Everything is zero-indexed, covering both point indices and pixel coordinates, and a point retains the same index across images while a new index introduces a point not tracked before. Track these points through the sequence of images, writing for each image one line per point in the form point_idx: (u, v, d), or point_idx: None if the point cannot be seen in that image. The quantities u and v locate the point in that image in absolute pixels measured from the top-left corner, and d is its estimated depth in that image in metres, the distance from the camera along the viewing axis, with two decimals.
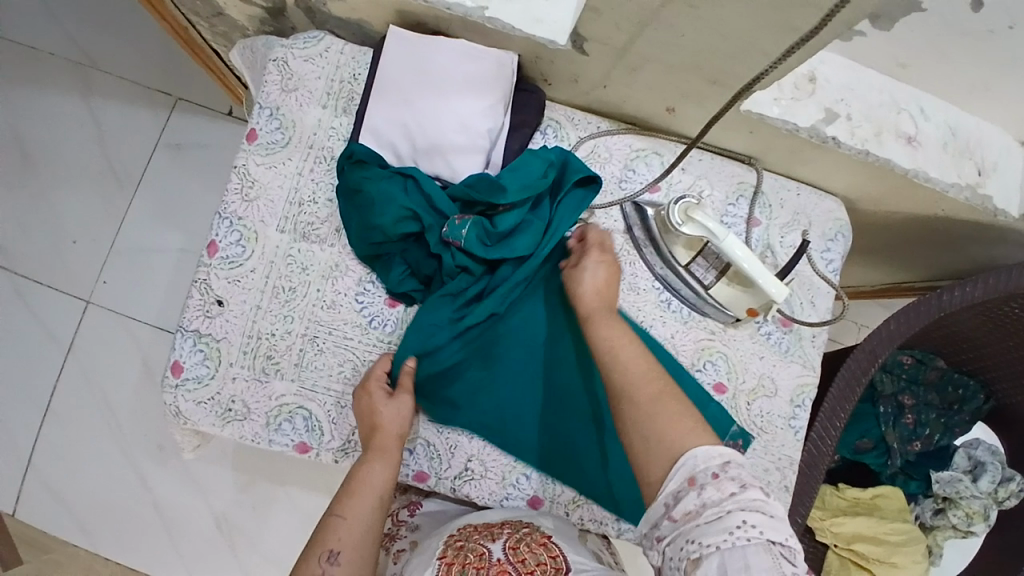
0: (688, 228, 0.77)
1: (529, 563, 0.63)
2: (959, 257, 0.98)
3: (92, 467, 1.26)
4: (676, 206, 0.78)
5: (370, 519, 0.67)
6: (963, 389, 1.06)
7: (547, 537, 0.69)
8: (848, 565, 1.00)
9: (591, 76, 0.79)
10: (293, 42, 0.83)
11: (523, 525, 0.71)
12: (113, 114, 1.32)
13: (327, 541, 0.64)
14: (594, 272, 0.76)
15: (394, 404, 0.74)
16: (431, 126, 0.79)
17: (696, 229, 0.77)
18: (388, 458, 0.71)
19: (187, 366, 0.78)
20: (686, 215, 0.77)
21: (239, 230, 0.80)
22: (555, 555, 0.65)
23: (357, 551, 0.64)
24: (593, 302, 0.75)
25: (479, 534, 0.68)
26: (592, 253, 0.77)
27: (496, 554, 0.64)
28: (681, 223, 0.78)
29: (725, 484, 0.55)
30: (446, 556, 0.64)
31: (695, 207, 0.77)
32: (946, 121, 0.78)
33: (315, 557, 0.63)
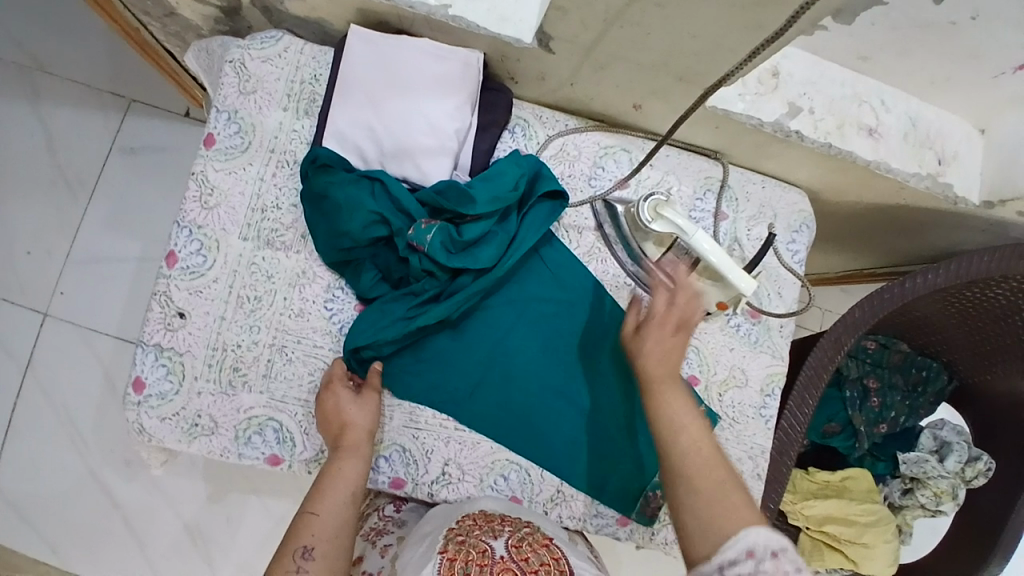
0: (658, 225, 0.77)
1: (532, 562, 0.60)
2: (919, 244, 1.01)
3: (57, 484, 1.22)
4: (645, 203, 0.78)
5: (344, 515, 0.67)
6: (926, 370, 1.10)
7: (547, 538, 0.67)
8: (821, 547, 1.03)
9: (558, 74, 0.78)
10: (249, 42, 0.80)
11: (523, 524, 0.69)
12: (62, 117, 1.26)
13: (301, 537, 0.64)
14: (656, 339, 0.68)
15: (359, 405, 0.74)
16: (398, 128, 0.77)
17: (666, 226, 0.77)
18: (360, 453, 0.72)
19: (150, 382, 0.75)
20: (656, 212, 0.78)
21: (199, 239, 0.77)
22: (557, 556, 0.63)
23: (331, 545, 0.64)
24: (661, 376, 0.67)
25: (480, 530, 0.66)
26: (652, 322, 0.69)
27: (499, 552, 0.61)
28: (651, 220, 0.78)
29: (783, 564, 0.53)
30: (448, 551, 0.62)
31: (664, 204, 0.77)
32: (907, 111, 0.80)
33: (288, 554, 0.62)
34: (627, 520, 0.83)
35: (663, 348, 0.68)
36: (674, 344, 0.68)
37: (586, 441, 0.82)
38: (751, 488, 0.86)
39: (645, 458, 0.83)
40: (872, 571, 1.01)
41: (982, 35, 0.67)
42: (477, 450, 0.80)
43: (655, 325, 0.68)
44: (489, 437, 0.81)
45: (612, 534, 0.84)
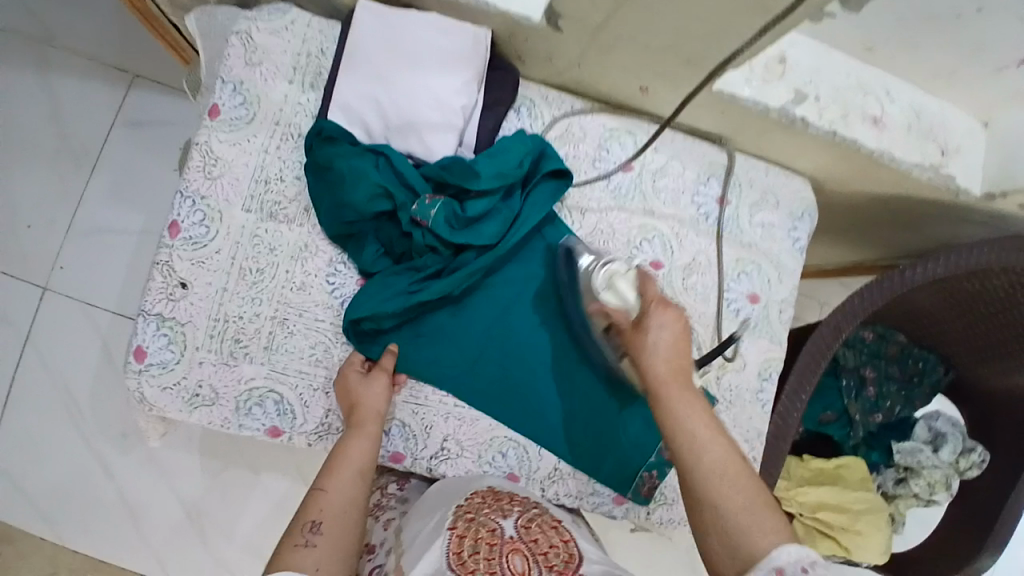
0: (607, 297, 0.72)
1: (542, 544, 0.62)
2: (920, 236, 1.02)
3: (55, 456, 1.22)
4: (602, 270, 0.74)
5: (352, 492, 0.66)
6: (923, 362, 1.11)
7: (557, 520, 0.68)
8: (813, 534, 1.03)
9: (566, 55, 0.78)
10: (257, 14, 0.80)
11: (532, 504, 0.70)
12: (66, 88, 1.26)
13: (310, 512, 0.62)
14: (662, 329, 0.65)
15: (366, 383, 0.75)
16: (404, 103, 0.77)
17: (615, 299, 0.71)
18: (365, 432, 0.71)
19: (151, 351, 0.75)
20: (610, 281, 0.73)
21: (202, 209, 0.77)
22: (566, 539, 0.64)
23: (341, 522, 0.62)
24: (665, 371, 0.62)
25: (489, 508, 0.66)
26: (654, 309, 0.66)
27: (509, 532, 0.62)
28: (603, 288, 0.73)
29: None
30: (456, 528, 0.62)
31: (618, 277, 0.72)
32: (910, 105, 0.80)
33: (299, 528, 0.60)
34: (622, 498, 0.84)
35: (671, 336, 0.64)
36: (679, 334, 0.65)
37: (584, 421, 0.83)
38: None
39: (644, 440, 0.83)
40: (863, 559, 1.03)
41: (989, 26, 0.66)
42: (475, 427, 0.81)
43: (654, 313, 0.66)
44: (487, 414, 0.81)
45: (608, 512, 0.84)
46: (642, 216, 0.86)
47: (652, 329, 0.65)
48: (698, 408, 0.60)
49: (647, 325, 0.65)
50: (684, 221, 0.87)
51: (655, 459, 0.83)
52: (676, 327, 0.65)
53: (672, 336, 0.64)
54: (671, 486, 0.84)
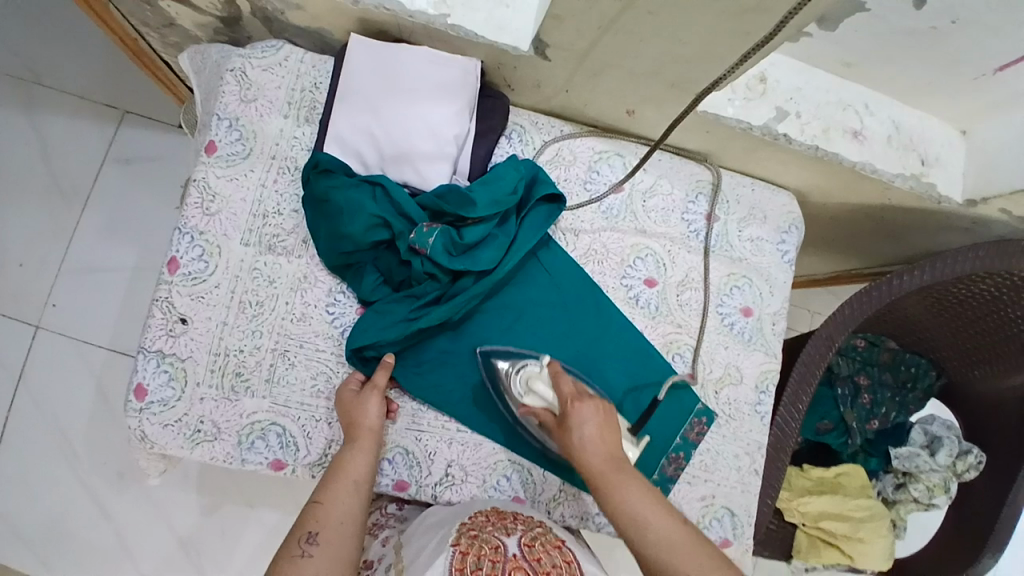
0: (529, 400, 0.75)
1: (544, 563, 0.60)
2: (904, 244, 1.04)
3: (50, 498, 1.20)
4: (519, 375, 0.77)
5: (349, 504, 0.66)
6: (915, 367, 1.13)
7: (561, 541, 0.66)
8: (817, 544, 1.05)
9: (554, 81, 0.80)
10: (250, 51, 0.81)
11: (535, 523, 0.69)
12: (56, 127, 1.27)
13: (307, 525, 0.63)
14: (587, 421, 0.68)
15: (363, 399, 0.74)
16: (398, 134, 0.78)
17: (537, 400, 0.75)
18: (362, 447, 0.71)
19: (152, 389, 0.75)
20: (526, 384, 0.76)
21: (201, 244, 0.78)
22: (569, 560, 0.62)
23: (338, 533, 0.63)
24: (601, 458, 0.65)
25: (493, 527, 0.66)
26: (577, 403, 0.70)
27: (512, 549, 0.61)
28: (523, 394, 0.76)
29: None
30: (460, 544, 0.62)
31: (534, 378, 0.75)
32: (890, 117, 0.83)
33: (295, 540, 0.61)
34: None
35: (597, 427, 0.68)
36: (605, 425, 0.68)
37: None
38: (748, 483, 0.87)
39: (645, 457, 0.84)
40: (868, 566, 1.03)
41: (958, 40, 0.70)
42: (479, 450, 0.81)
43: (578, 406, 0.69)
44: (490, 438, 0.82)
45: (615, 530, 0.84)
46: (634, 235, 0.88)
47: (577, 426, 0.68)
48: (635, 487, 0.63)
49: (574, 421, 0.68)
50: (675, 238, 0.89)
51: (659, 477, 0.83)
52: (599, 417, 0.69)
53: (598, 425, 0.68)
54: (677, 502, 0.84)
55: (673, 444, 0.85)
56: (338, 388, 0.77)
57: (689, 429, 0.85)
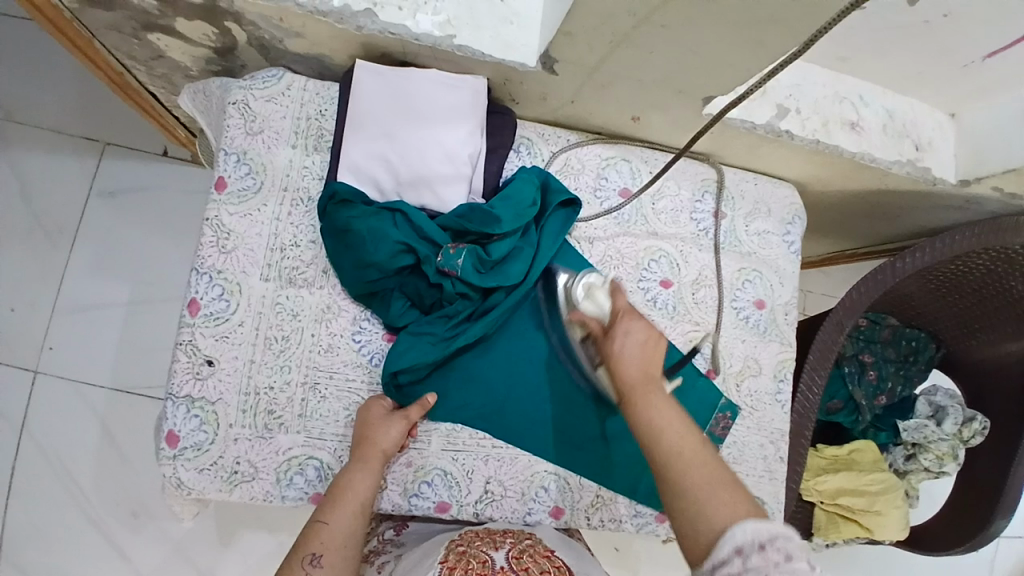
0: (586, 305, 0.78)
1: (533, 571, 0.60)
2: (898, 223, 1.08)
3: (62, 546, 1.15)
4: (581, 283, 0.80)
5: (353, 525, 0.66)
6: (915, 342, 1.17)
7: (549, 548, 0.66)
8: (836, 520, 1.09)
9: (561, 93, 0.81)
10: (251, 82, 0.80)
11: (524, 536, 0.68)
12: (35, 165, 1.23)
13: (310, 545, 0.63)
14: (632, 335, 0.68)
15: (386, 423, 0.74)
16: (413, 157, 0.78)
17: (593, 307, 0.77)
18: (369, 467, 0.71)
19: (184, 435, 0.74)
20: (588, 292, 0.79)
21: (220, 284, 0.77)
22: (558, 564, 0.63)
23: (340, 555, 0.63)
24: (635, 374, 0.65)
25: (481, 541, 0.65)
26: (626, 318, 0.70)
27: (500, 562, 0.61)
28: (582, 297, 0.79)
29: (773, 557, 0.49)
30: (447, 561, 0.61)
31: (596, 288, 0.79)
32: (884, 105, 0.86)
33: (297, 561, 0.61)
34: (663, 516, 0.86)
35: (640, 342, 0.68)
36: (650, 340, 0.68)
37: (621, 444, 0.86)
38: (775, 471, 0.89)
39: None
40: (886, 537, 1.07)
41: (949, 31, 0.72)
42: (515, 464, 0.82)
43: (626, 320, 0.70)
44: (526, 451, 0.82)
45: (653, 531, 0.86)
46: (647, 238, 0.89)
47: (620, 336, 0.69)
48: (662, 402, 0.63)
49: (620, 331, 0.69)
50: (687, 237, 0.91)
51: None
52: (645, 333, 0.69)
53: (642, 341, 0.68)
54: None
55: None
56: (367, 400, 0.77)
57: (714, 425, 0.87)
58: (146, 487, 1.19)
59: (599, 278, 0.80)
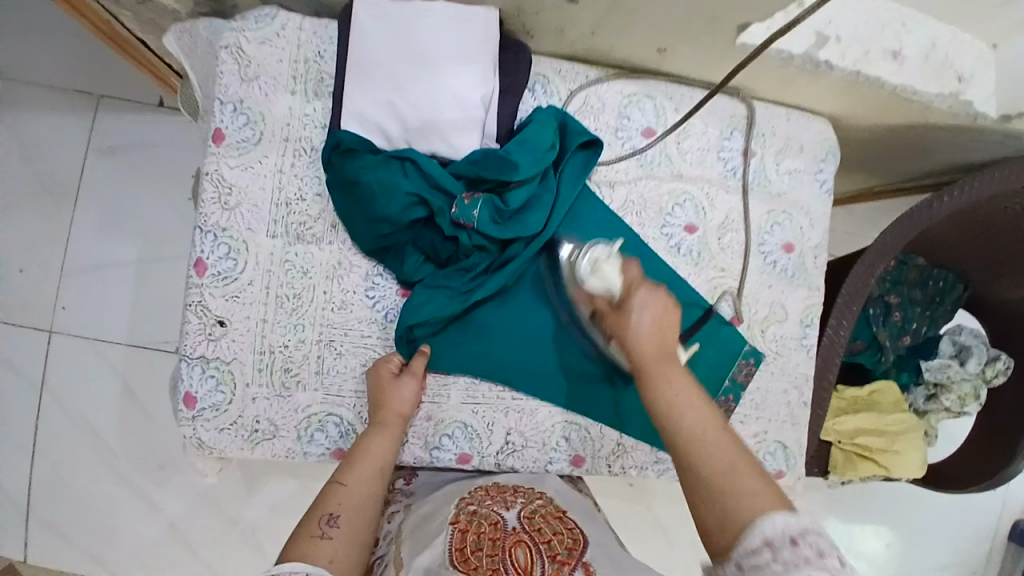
0: (593, 283, 0.69)
1: (545, 533, 0.59)
2: (934, 159, 1.02)
3: (94, 498, 1.18)
4: (586, 256, 0.71)
5: (371, 488, 0.64)
6: (943, 281, 1.14)
7: (561, 510, 0.65)
8: (853, 458, 1.07)
9: (581, 25, 0.76)
10: (243, 22, 0.74)
11: (536, 496, 0.67)
12: (27, 119, 1.18)
13: (327, 505, 0.60)
14: (648, 307, 0.62)
15: (398, 384, 0.73)
16: (421, 101, 0.73)
17: (601, 285, 0.68)
18: (388, 431, 0.70)
19: (201, 395, 0.73)
20: (594, 268, 0.69)
21: (226, 242, 0.74)
22: (571, 527, 0.61)
23: (357, 515, 0.61)
24: (649, 347, 0.60)
25: (492, 500, 0.64)
26: (641, 287, 0.63)
27: (511, 523, 0.60)
28: (588, 277, 0.70)
29: (805, 551, 0.45)
30: (459, 522, 0.61)
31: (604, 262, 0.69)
32: (928, 35, 0.78)
33: (314, 520, 0.58)
34: None
35: (655, 314, 0.62)
36: (666, 308, 0.62)
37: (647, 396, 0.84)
38: (800, 416, 0.88)
39: None
40: (903, 475, 1.06)
41: None
42: (536, 416, 0.81)
43: (641, 289, 0.63)
44: (546, 404, 0.81)
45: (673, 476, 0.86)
46: (671, 181, 0.85)
47: (636, 307, 0.62)
48: (680, 379, 0.57)
49: (632, 303, 0.62)
50: (713, 179, 0.86)
51: None
52: (663, 306, 0.62)
53: (658, 310, 0.62)
54: None
55: (723, 387, 0.85)
56: (367, 373, 0.75)
57: (737, 372, 0.85)
58: (171, 441, 1.20)
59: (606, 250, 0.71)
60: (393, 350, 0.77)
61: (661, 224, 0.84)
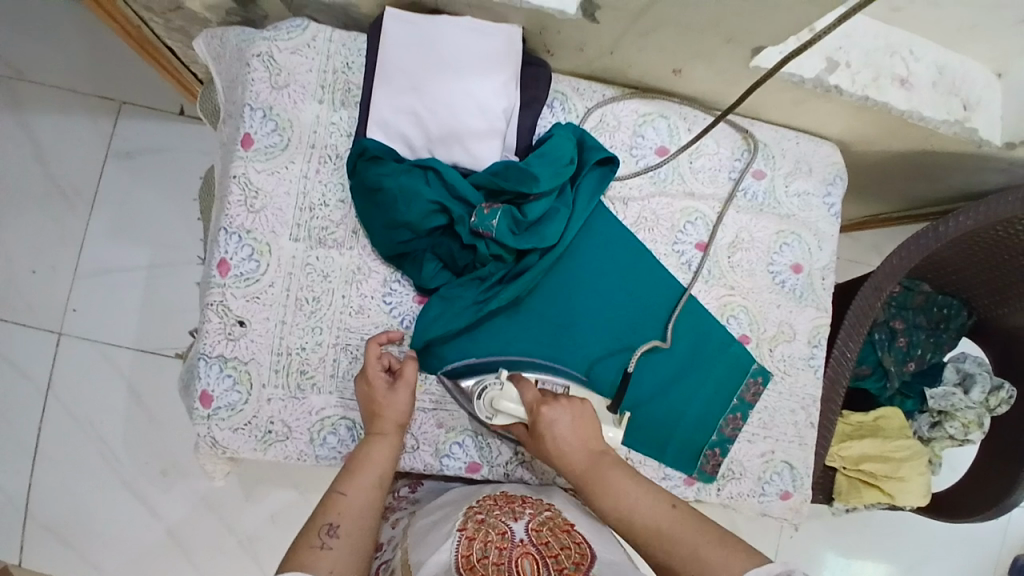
0: (500, 419, 0.72)
1: (553, 547, 0.59)
2: (938, 187, 1.04)
3: (93, 501, 1.17)
4: (483, 400, 0.72)
5: (371, 497, 0.64)
6: (947, 308, 1.15)
7: (570, 523, 0.65)
8: (858, 486, 1.07)
9: (599, 44, 0.79)
10: (275, 33, 0.77)
11: (545, 506, 0.67)
12: (52, 124, 1.20)
13: (327, 514, 0.61)
14: (560, 421, 0.68)
15: (393, 396, 0.71)
16: (446, 112, 0.76)
17: (507, 419, 0.72)
18: (388, 441, 0.70)
19: (217, 394, 0.73)
20: (492, 409, 0.72)
21: (249, 244, 0.75)
22: (579, 541, 0.61)
23: (357, 525, 0.61)
24: (583, 458, 0.67)
25: (501, 510, 0.65)
26: (553, 401, 0.70)
27: (518, 535, 0.60)
28: (491, 417, 0.72)
29: None
30: (466, 529, 0.61)
31: (500, 400, 0.71)
32: (935, 61, 0.82)
33: (313, 531, 0.59)
34: (691, 479, 0.85)
35: (570, 421, 0.69)
36: (581, 413, 0.70)
37: (659, 410, 0.84)
38: (806, 436, 0.88)
39: (704, 418, 0.85)
40: (908, 503, 1.06)
41: None
42: None
43: (558, 401, 0.70)
44: None
45: (681, 494, 0.85)
46: (683, 199, 0.87)
47: (549, 427, 0.68)
48: (617, 479, 0.66)
49: (545, 425, 0.68)
50: (724, 198, 0.88)
51: (717, 437, 0.85)
52: (575, 412, 0.70)
53: (572, 418, 0.69)
54: (735, 460, 0.86)
55: (730, 404, 0.86)
56: (356, 380, 0.74)
57: (745, 390, 0.86)
58: (172, 447, 1.20)
59: (496, 386, 0.72)
60: (364, 351, 0.75)
61: (672, 241, 0.86)
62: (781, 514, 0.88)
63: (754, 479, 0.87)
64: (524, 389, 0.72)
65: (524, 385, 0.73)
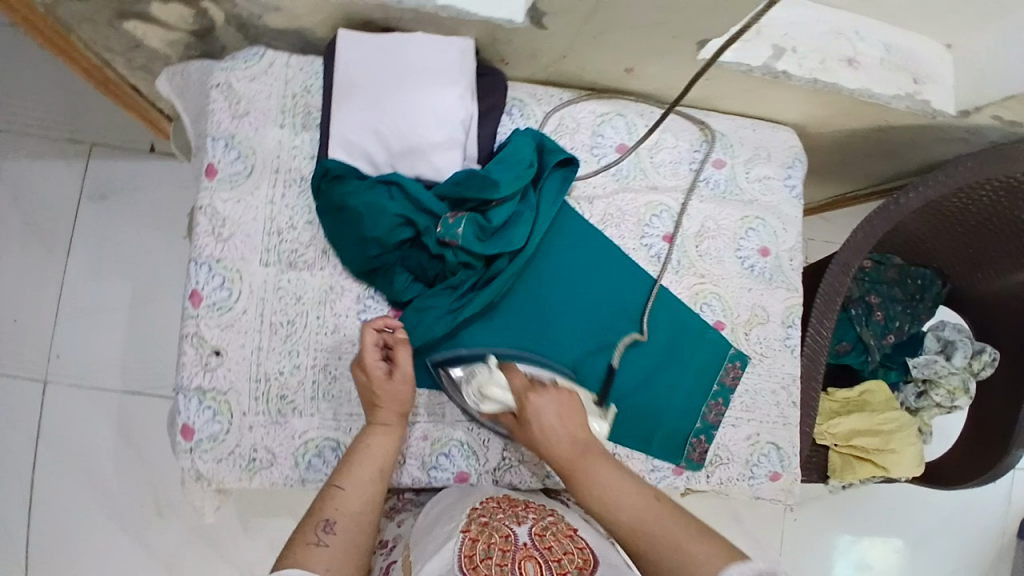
0: (488, 405, 0.73)
1: (556, 551, 0.59)
2: (899, 161, 1.07)
3: (91, 545, 1.17)
4: (472, 384, 0.74)
5: (369, 493, 0.65)
6: (921, 279, 1.16)
7: (573, 529, 0.64)
8: (851, 461, 1.08)
9: (551, 49, 0.80)
10: (232, 63, 0.78)
11: (547, 513, 0.67)
12: (23, 172, 1.21)
13: (324, 510, 0.62)
14: (546, 407, 0.70)
15: (394, 383, 0.72)
16: (404, 126, 0.77)
17: (496, 405, 0.73)
18: (391, 432, 0.71)
19: (199, 426, 0.74)
20: (480, 393, 0.73)
21: (221, 273, 0.76)
22: (582, 546, 0.61)
23: (354, 522, 0.62)
24: (569, 449, 0.67)
25: (504, 514, 0.64)
26: (539, 389, 0.72)
27: (522, 538, 0.60)
28: (480, 402, 0.74)
29: None
30: (469, 531, 0.61)
31: (488, 385, 0.73)
32: (881, 39, 0.83)
33: (310, 527, 0.61)
34: (679, 468, 0.85)
35: (556, 411, 0.70)
36: (567, 401, 0.71)
37: (638, 403, 0.85)
38: (789, 416, 0.89)
39: (686, 408, 0.86)
40: (902, 474, 1.07)
41: None
42: None
43: (547, 386, 0.72)
44: None
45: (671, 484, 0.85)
46: (647, 193, 0.88)
47: (536, 412, 0.70)
48: (602, 468, 0.65)
49: (531, 410, 0.70)
50: (687, 189, 0.90)
51: (701, 425, 0.86)
52: (562, 399, 0.71)
53: (558, 407, 0.70)
54: (722, 446, 0.87)
55: (712, 391, 0.87)
56: (352, 370, 0.75)
57: (724, 375, 0.87)
58: (167, 484, 1.19)
59: (486, 371, 0.74)
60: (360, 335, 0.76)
61: (640, 235, 0.87)
62: (772, 495, 0.88)
63: (742, 463, 0.87)
64: (513, 372, 0.74)
65: (513, 370, 0.74)
